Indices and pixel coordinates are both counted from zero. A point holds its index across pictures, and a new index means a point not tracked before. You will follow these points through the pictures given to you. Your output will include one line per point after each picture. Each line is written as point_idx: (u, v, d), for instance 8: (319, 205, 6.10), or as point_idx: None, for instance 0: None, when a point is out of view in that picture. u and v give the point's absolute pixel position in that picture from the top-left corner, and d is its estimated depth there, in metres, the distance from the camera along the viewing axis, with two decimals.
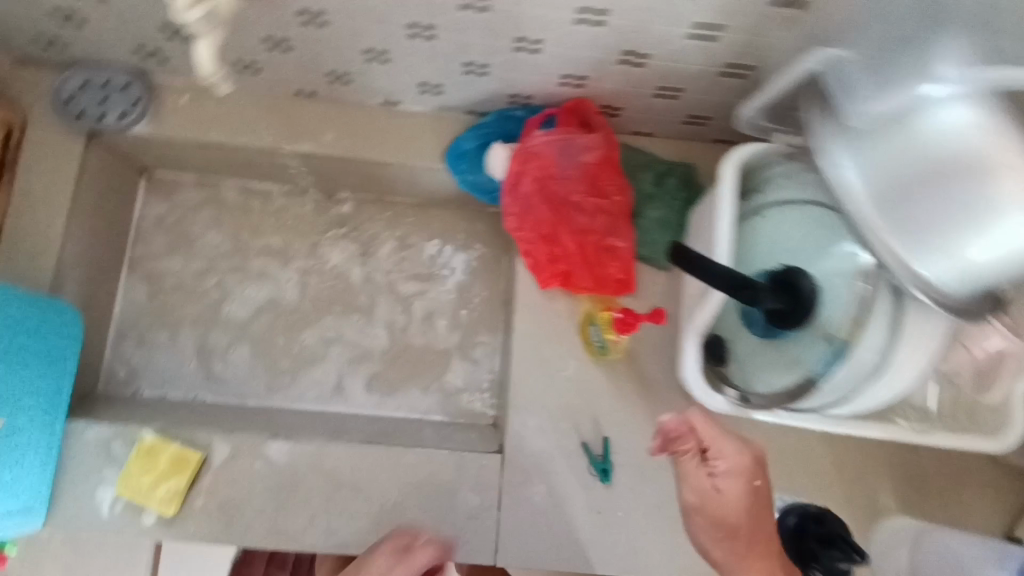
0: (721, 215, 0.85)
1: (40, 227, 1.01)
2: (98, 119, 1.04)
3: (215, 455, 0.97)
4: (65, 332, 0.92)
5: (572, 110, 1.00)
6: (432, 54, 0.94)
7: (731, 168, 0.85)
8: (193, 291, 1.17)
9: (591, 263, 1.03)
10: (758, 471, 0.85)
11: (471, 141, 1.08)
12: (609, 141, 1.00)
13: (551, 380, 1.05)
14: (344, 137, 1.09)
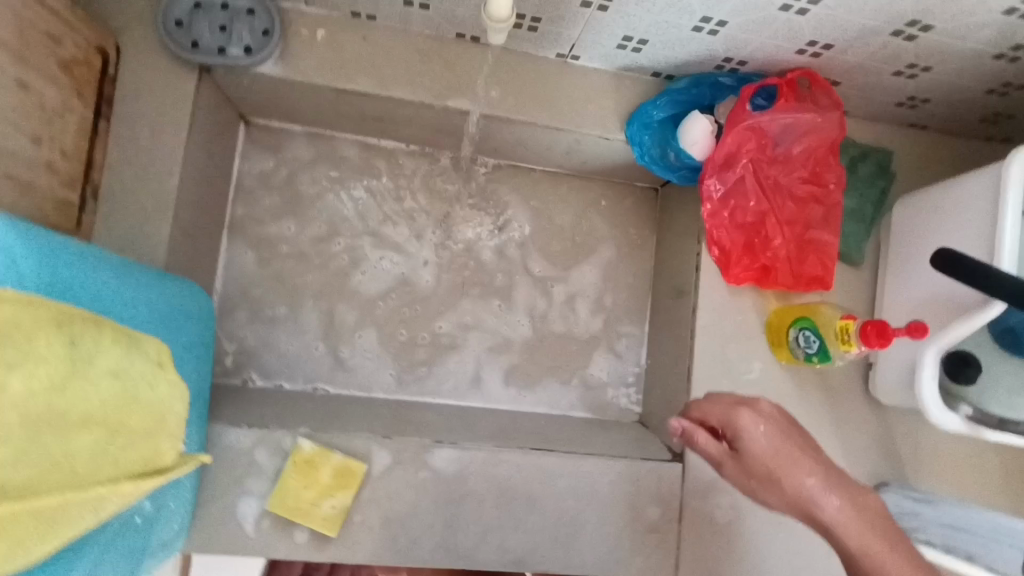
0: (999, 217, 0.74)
1: (151, 185, 0.82)
2: (219, 52, 0.83)
3: (379, 466, 0.83)
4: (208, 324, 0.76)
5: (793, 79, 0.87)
6: (664, 8, 0.78)
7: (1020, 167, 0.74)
8: (314, 266, 1.02)
9: (794, 258, 0.91)
10: (783, 440, 0.70)
11: (657, 109, 0.93)
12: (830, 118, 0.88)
13: (724, 386, 0.95)
14: (510, 93, 0.93)
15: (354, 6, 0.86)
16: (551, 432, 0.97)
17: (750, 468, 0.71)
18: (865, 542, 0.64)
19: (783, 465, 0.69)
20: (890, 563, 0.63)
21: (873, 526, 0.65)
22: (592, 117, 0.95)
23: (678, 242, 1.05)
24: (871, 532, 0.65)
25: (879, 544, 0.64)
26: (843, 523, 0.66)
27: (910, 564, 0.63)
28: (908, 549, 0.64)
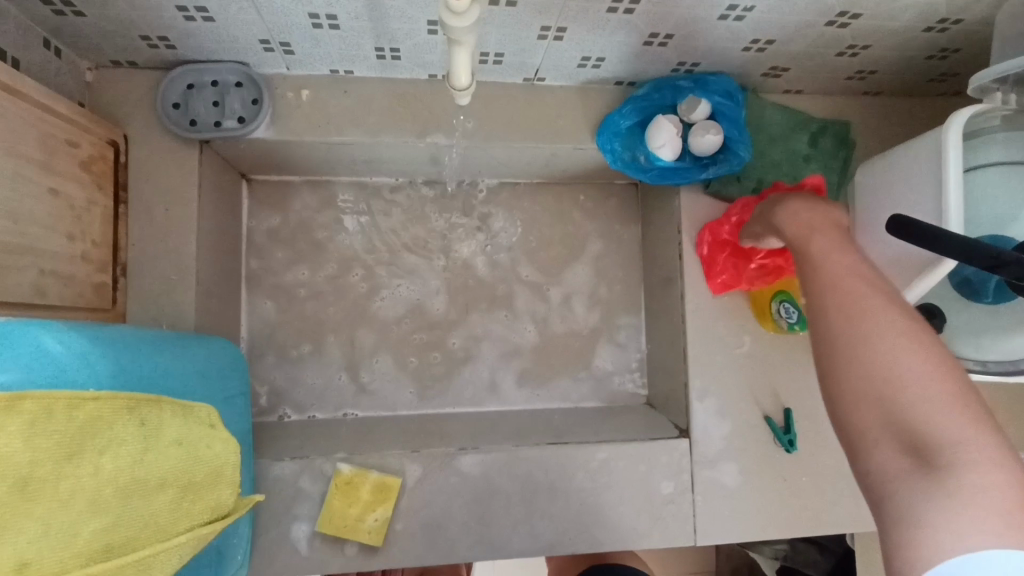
0: (944, 180, 0.80)
1: (172, 256, 0.91)
2: (216, 125, 0.92)
3: (413, 477, 0.92)
4: (240, 372, 0.85)
5: None
6: (613, 30, 0.85)
7: (957, 129, 0.79)
8: (329, 303, 1.11)
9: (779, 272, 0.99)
10: (835, 241, 0.65)
11: (622, 115, 1.00)
12: None
13: (720, 363, 1.02)
14: (485, 122, 1.00)
15: (331, 64, 0.93)
16: (566, 425, 1.05)
17: (807, 280, 0.61)
18: (868, 311, 0.53)
19: (831, 281, 0.58)
20: (877, 335, 0.51)
21: (857, 270, 0.58)
22: (563, 133, 1.01)
23: (661, 234, 1.12)
24: (853, 267, 0.58)
25: (861, 312, 0.53)
26: (834, 279, 0.57)
27: (932, 361, 0.48)
28: (906, 319, 0.52)
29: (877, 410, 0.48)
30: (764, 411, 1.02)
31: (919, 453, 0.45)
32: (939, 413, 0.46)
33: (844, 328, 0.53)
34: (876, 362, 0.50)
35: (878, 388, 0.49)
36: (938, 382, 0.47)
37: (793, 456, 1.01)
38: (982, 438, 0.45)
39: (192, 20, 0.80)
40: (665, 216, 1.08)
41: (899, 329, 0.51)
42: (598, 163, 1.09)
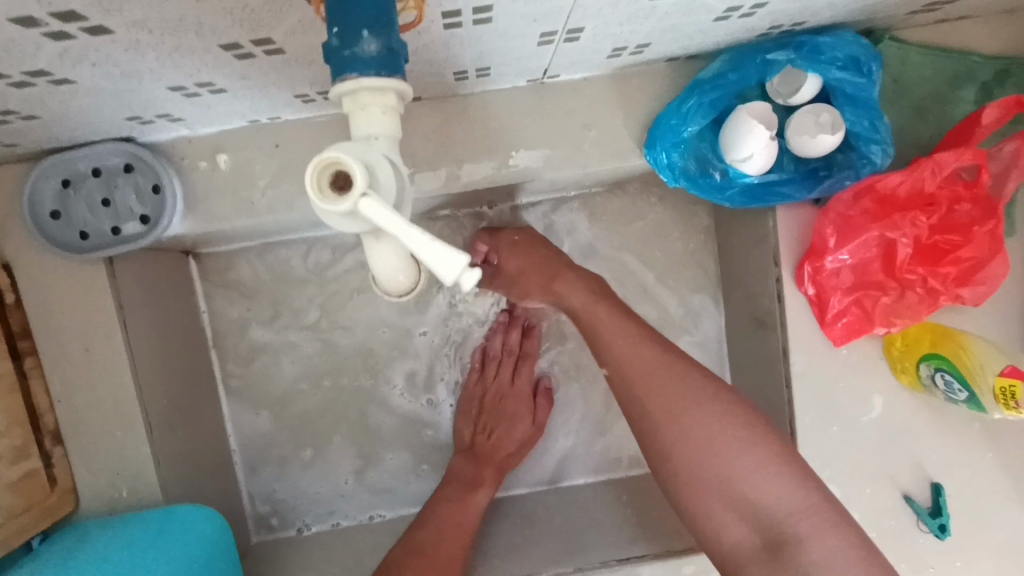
0: None
1: (111, 407, 0.70)
2: (114, 233, 0.66)
3: None
4: (229, 549, 0.75)
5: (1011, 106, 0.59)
6: (665, 17, 0.51)
7: None
8: (327, 390, 0.90)
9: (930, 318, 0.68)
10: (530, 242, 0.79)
11: (682, 117, 0.66)
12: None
13: (839, 437, 0.75)
14: (478, 156, 0.69)
15: (246, 117, 0.64)
16: (636, 514, 0.84)
17: (576, 307, 0.71)
18: (692, 426, 0.60)
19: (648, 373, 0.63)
20: (745, 452, 0.58)
21: (620, 317, 0.68)
22: (596, 149, 0.69)
23: (743, 256, 0.80)
24: (608, 305, 0.69)
25: (700, 437, 0.59)
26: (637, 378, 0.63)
27: (750, 444, 0.59)
28: (697, 411, 0.60)
29: (720, 481, 0.58)
30: (902, 487, 0.76)
31: (771, 529, 0.56)
32: (780, 498, 0.57)
33: (668, 419, 0.61)
34: (703, 455, 0.59)
35: (740, 483, 0.58)
36: (763, 467, 0.58)
37: (944, 541, 0.76)
38: (835, 535, 0.56)
39: (7, 121, 0.52)
40: (750, 236, 0.77)
41: (695, 401, 0.61)
42: (626, 175, 0.77)
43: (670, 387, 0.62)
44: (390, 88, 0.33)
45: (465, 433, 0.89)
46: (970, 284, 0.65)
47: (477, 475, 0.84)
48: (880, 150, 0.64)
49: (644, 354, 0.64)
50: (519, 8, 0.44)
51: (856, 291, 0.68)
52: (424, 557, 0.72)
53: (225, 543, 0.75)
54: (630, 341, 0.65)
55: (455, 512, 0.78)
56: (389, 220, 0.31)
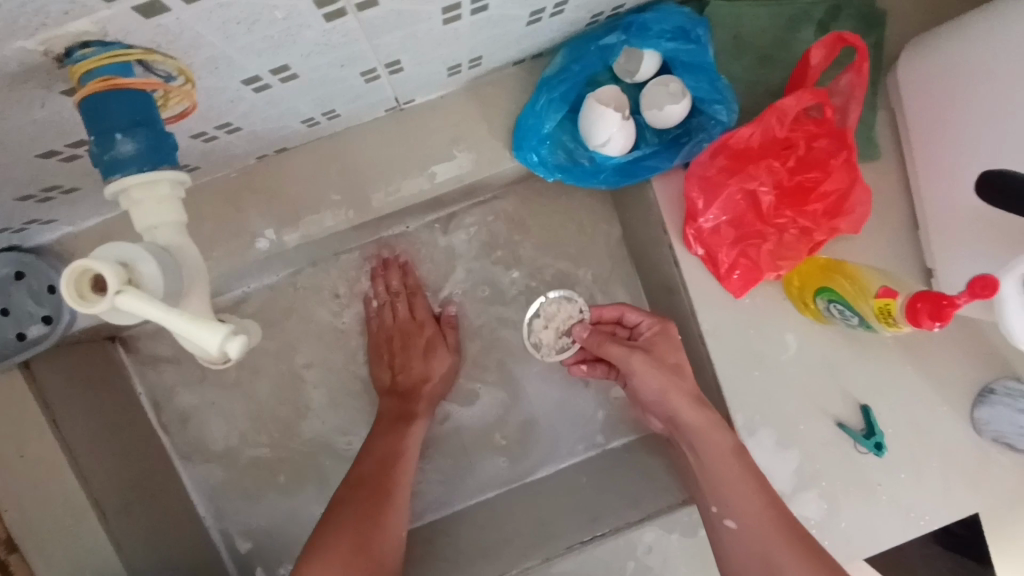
0: None
1: (58, 502, 0.72)
2: (20, 338, 0.66)
3: None
4: None
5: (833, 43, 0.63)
6: (476, 32, 0.54)
7: None
8: (281, 439, 0.92)
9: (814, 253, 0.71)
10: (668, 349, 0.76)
11: (536, 115, 0.68)
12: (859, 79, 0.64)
13: (763, 381, 0.78)
14: (356, 191, 0.71)
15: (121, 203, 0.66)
16: (597, 494, 0.87)
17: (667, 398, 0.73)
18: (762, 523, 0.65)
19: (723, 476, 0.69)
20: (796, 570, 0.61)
21: (711, 424, 0.71)
22: (469, 161, 0.71)
23: (639, 228, 0.83)
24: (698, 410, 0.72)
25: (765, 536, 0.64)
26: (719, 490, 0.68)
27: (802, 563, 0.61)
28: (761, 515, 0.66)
29: None
30: (835, 416, 0.79)
31: None
32: None
33: (736, 521, 0.66)
34: (760, 541, 0.64)
35: None
36: None
37: (884, 458, 0.79)
38: None
39: None
40: (640, 209, 0.80)
41: (769, 521, 0.65)
42: (508, 177, 0.79)
43: (750, 495, 0.67)
44: (161, 179, 0.35)
45: (384, 378, 0.89)
46: (842, 214, 0.68)
47: (409, 409, 0.85)
48: (723, 108, 0.66)
49: (731, 462, 0.69)
50: (318, 63, 0.46)
51: (739, 243, 0.71)
52: (370, 489, 0.74)
53: None
54: (723, 447, 0.70)
55: (390, 447, 0.80)
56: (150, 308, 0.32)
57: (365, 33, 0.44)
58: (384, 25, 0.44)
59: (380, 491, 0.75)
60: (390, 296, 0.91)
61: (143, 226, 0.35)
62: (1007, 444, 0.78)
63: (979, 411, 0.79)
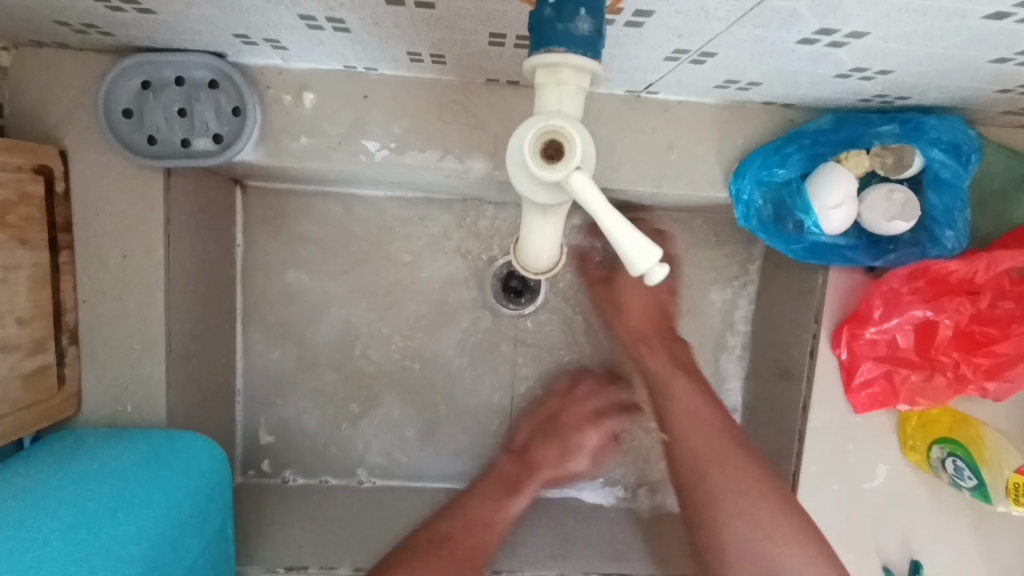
0: None
1: (137, 319, 0.69)
2: (183, 146, 0.64)
3: None
4: (224, 504, 0.72)
5: None
6: (790, 63, 0.52)
7: None
8: (342, 349, 0.89)
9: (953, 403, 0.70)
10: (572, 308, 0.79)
11: (784, 165, 0.68)
12: None
13: (840, 498, 0.77)
14: None
15: (344, 61, 0.63)
16: (625, 532, 0.85)
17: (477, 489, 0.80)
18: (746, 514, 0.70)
19: (723, 470, 0.73)
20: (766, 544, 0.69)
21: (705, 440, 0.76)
22: (679, 174, 0.70)
23: (781, 304, 0.82)
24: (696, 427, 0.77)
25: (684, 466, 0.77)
26: (684, 432, 0.77)
27: None
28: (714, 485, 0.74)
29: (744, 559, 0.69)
30: (885, 557, 0.78)
31: None
32: None
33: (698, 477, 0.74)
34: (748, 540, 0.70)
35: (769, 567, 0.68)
36: None
37: None
38: None
39: (120, 10, 0.51)
40: (796, 287, 0.78)
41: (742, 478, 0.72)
42: (691, 202, 0.78)
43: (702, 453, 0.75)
44: (586, 70, 0.41)
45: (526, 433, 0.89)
46: (998, 378, 0.67)
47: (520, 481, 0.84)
48: (953, 236, 0.66)
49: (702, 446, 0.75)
50: (671, 20, 0.44)
51: (887, 364, 0.70)
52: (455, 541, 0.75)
53: (223, 490, 0.72)
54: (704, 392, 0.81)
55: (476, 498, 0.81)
56: (593, 195, 0.41)
57: (740, 14, 0.43)
58: (762, 14, 0.42)
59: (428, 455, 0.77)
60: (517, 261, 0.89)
61: (559, 103, 0.41)
62: None
63: None
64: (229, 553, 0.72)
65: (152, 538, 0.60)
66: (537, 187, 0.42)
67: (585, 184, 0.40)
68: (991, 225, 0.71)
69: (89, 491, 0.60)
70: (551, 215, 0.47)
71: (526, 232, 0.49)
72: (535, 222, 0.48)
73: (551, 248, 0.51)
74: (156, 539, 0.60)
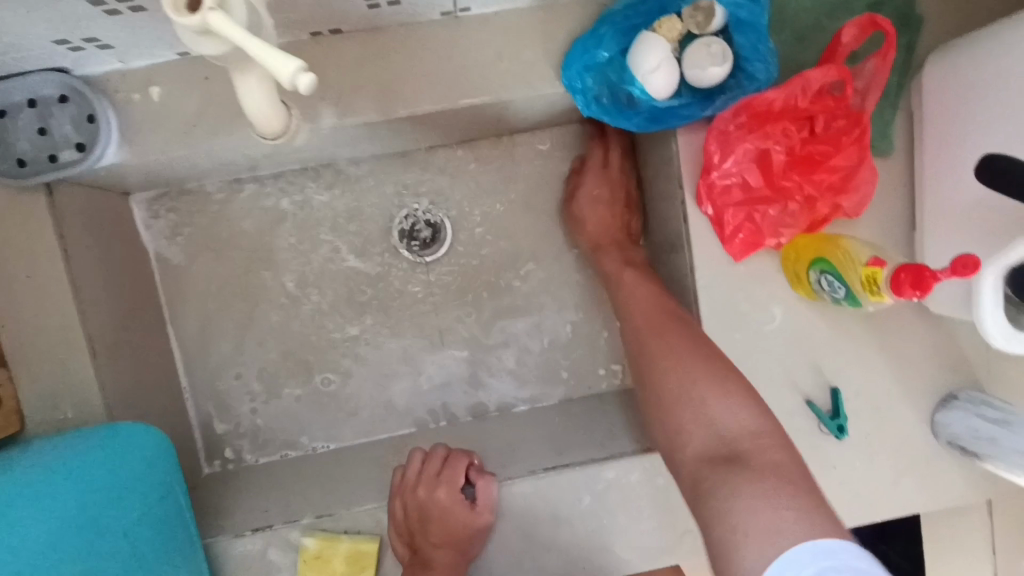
0: None
1: (55, 328, 0.73)
2: (52, 159, 0.70)
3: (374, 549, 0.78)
4: (173, 471, 0.78)
5: (864, 24, 0.67)
6: None
7: None
8: (272, 328, 0.94)
9: (814, 226, 0.75)
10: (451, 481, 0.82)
11: (604, 46, 0.73)
12: (886, 59, 0.68)
13: (747, 347, 0.81)
14: (395, 84, 0.73)
15: (173, 47, 0.69)
16: (565, 432, 0.89)
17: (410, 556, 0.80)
18: (681, 368, 0.73)
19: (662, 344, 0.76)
20: (707, 387, 0.70)
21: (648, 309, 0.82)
22: (512, 78, 0.74)
23: (655, 185, 0.86)
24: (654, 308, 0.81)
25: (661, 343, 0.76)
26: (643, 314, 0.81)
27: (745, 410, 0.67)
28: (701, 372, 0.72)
29: (690, 406, 0.70)
30: (804, 393, 0.82)
31: (730, 446, 0.64)
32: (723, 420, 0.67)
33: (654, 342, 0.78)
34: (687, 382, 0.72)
35: (705, 408, 0.69)
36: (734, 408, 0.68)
37: (843, 441, 0.82)
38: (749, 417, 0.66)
39: None
40: (661, 163, 0.82)
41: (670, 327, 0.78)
42: (542, 108, 0.82)
43: (637, 327, 0.81)
44: None
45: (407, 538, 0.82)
46: (843, 189, 0.73)
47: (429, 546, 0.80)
48: (764, 67, 0.71)
49: (637, 320, 0.82)
50: None
51: (746, 206, 0.74)
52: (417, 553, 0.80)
53: (168, 458, 0.77)
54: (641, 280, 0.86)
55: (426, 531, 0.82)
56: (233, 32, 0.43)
57: None
58: None
59: (416, 547, 0.82)
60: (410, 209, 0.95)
61: None
62: (960, 449, 0.80)
63: (940, 413, 0.82)
64: (187, 511, 0.77)
65: (90, 498, 0.65)
66: (191, 38, 0.45)
67: (220, 21, 0.43)
68: (813, 56, 0.76)
69: (28, 462, 0.64)
70: (249, 73, 0.53)
71: (242, 100, 0.55)
72: (239, 83, 0.53)
73: (269, 109, 0.57)
74: (95, 496, 0.65)
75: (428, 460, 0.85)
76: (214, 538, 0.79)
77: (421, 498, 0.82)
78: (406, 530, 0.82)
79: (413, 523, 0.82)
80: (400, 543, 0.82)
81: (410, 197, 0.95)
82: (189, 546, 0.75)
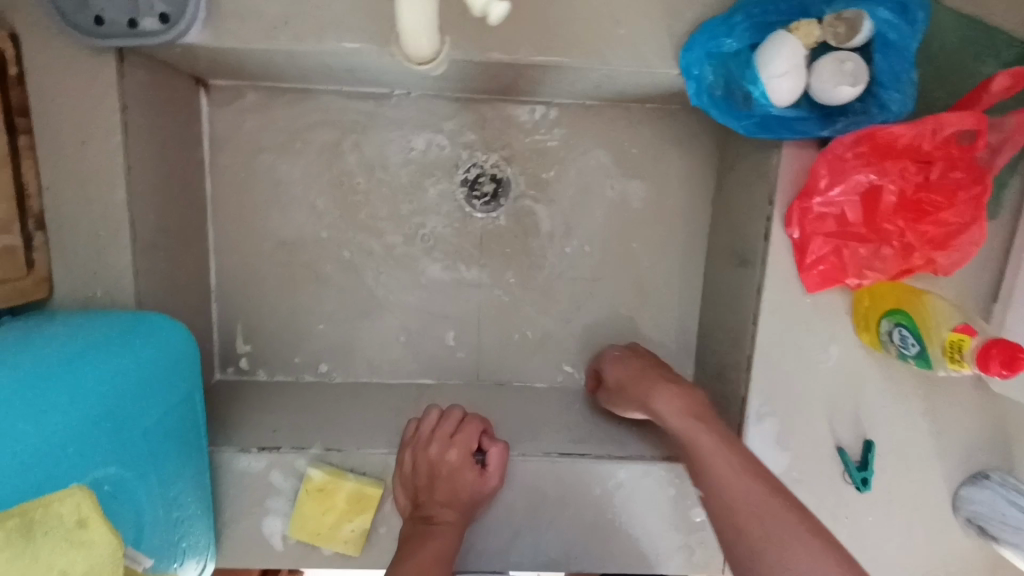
0: None
1: (101, 205, 0.70)
2: (130, 26, 0.65)
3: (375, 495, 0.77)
4: (195, 374, 0.73)
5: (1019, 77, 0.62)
6: None
7: None
8: (312, 249, 0.91)
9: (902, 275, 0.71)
10: (463, 443, 0.77)
11: (733, 36, 0.68)
12: None
13: (794, 381, 0.78)
14: (505, 26, 0.68)
15: None
16: (585, 419, 0.87)
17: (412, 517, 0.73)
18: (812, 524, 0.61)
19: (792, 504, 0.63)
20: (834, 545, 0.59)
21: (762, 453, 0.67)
22: (629, 48, 0.69)
23: (739, 192, 0.82)
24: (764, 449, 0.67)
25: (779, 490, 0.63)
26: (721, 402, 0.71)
27: None
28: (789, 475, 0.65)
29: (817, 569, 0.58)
30: (838, 438, 0.79)
31: None
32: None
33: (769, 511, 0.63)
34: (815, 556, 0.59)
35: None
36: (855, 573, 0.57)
37: (863, 493, 0.81)
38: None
39: None
40: (753, 172, 0.78)
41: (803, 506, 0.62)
42: (645, 86, 0.77)
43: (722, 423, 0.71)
44: None
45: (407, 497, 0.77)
46: (944, 244, 0.69)
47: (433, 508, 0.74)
48: (900, 98, 0.67)
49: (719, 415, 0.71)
50: None
51: (837, 239, 0.71)
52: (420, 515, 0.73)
53: (192, 362, 0.72)
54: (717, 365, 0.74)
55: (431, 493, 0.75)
56: None
57: None
58: None
59: (417, 504, 0.75)
60: (478, 159, 0.90)
61: None
62: (978, 527, 0.79)
63: (966, 488, 0.80)
64: (200, 419, 0.74)
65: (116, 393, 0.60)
66: None
67: None
68: (946, 96, 0.71)
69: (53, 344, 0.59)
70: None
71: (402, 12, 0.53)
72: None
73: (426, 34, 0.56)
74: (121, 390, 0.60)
75: (443, 419, 0.80)
76: (219, 448, 0.77)
77: (433, 455, 0.76)
78: (411, 484, 0.76)
79: (419, 479, 0.75)
80: (402, 494, 0.77)
81: (481, 146, 0.90)
82: (195, 454, 0.72)
